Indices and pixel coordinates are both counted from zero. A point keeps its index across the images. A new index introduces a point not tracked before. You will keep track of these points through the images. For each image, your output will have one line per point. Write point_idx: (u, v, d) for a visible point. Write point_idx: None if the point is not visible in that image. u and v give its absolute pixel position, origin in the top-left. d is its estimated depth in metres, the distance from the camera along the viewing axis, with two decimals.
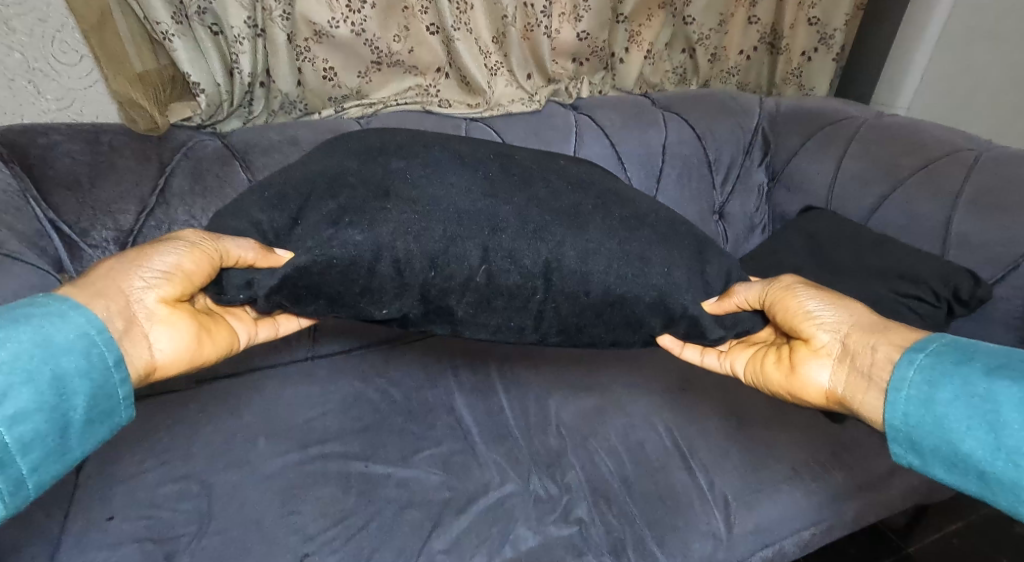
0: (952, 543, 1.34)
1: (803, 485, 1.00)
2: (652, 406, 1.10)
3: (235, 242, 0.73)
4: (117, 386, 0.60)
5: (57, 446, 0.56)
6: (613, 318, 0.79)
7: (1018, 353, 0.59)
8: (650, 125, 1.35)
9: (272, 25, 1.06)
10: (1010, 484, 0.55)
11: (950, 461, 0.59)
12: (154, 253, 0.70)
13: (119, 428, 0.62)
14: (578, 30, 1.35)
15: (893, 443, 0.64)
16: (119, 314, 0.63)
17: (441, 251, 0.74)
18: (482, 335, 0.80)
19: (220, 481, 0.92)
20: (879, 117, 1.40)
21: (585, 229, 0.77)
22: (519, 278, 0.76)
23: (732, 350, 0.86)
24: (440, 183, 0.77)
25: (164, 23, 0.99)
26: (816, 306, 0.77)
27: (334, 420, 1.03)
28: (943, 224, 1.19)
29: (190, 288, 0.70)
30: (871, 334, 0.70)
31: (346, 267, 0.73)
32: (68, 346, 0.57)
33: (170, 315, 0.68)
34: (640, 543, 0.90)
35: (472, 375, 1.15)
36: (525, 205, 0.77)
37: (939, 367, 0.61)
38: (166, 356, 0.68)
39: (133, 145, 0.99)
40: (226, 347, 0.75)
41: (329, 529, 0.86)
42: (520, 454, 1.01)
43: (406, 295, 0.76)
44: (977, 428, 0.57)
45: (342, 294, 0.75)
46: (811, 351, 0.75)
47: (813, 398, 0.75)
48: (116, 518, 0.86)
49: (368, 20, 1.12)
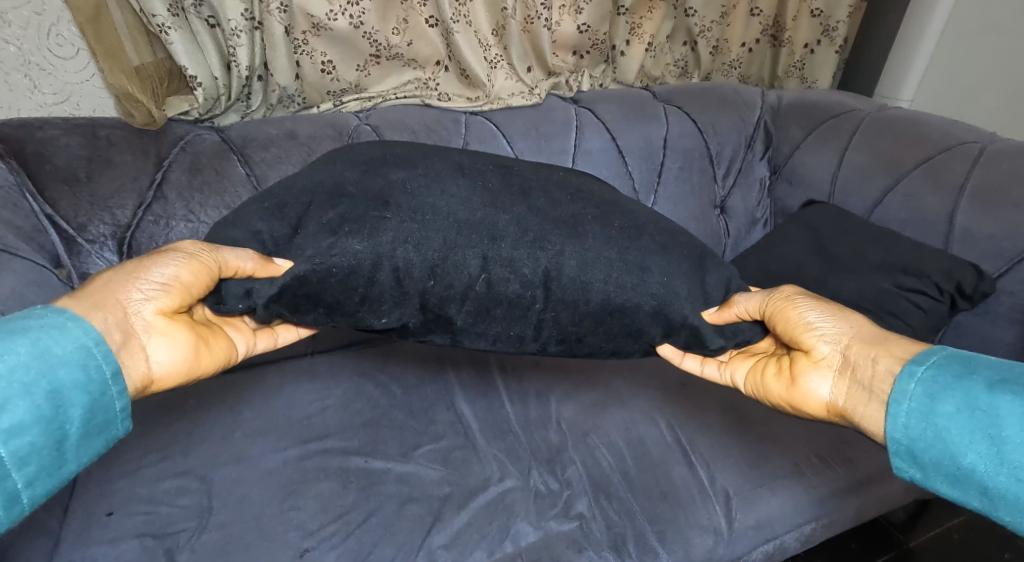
0: (953, 538, 1.33)
1: (805, 481, 0.99)
2: (653, 401, 1.10)
3: (235, 253, 0.72)
4: (115, 398, 0.60)
5: (53, 459, 0.55)
6: (611, 327, 0.78)
7: (1017, 367, 0.59)
8: (651, 119, 1.34)
9: (269, 17, 1.05)
10: (1013, 499, 0.54)
11: (952, 476, 0.59)
12: (153, 264, 0.69)
13: (116, 440, 0.61)
14: (579, 22, 1.34)
15: (894, 457, 0.63)
16: (116, 326, 0.63)
17: (440, 260, 0.74)
18: (481, 345, 0.79)
19: (220, 476, 0.91)
20: (882, 110, 1.39)
21: (585, 238, 0.77)
22: (519, 287, 0.75)
23: (732, 361, 0.86)
24: (440, 195, 0.78)
25: (161, 15, 0.99)
26: (815, 317, 0.76)
27: (334, 415, 1.03)
28: (946, 218, 1.18)
29: (189, 300, 0.70)
30: (872, 346, 0.70)
31: (345, 276, 0.72)
32: (66, 358, 0.57)
33: (168, 327, 0.68)
34: (641, 539, 0.89)
35: (472, 371, 1.15)
36: (525, 214, 0.77)
37: (940, 381, 0.61)
38: (163, 368, 0.68)
39: (131, 139, 0.98)
40: (224, 358, 0.75)
41: (329, 525, 0.86)
42: (520, 449, 1.01)
43: (405, 304, 0.75)
44: (980, 443, 0.57)
45: (342, 304, 0.74)
46: (812, 362, 0.74)
47: (813, 410, 0.75)
48: (115, 514, 0.86)
49: (366, 12, 1.11)
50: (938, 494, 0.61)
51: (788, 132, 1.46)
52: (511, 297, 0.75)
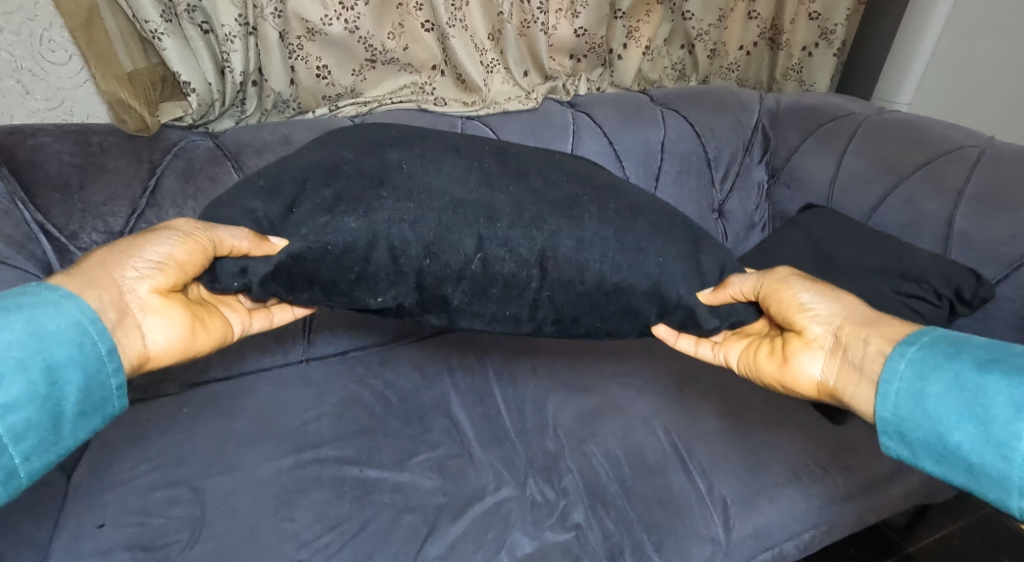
0: (952, 542, 1.33)
1: (804, 489, 0.99)
2: (650, 408, 1.09)
3: (229, 231, 0.71)
4: (110, 376, 0.61)
5: (50, 435, 0.57)
6: (608, 308, 0.78)
7: (1008, 347, 0.59)
8: (648, 122, 1.34)
9: (263, 23, 1.03)
10: (997, 475, 0.54)
11: (939, 453, 0.59)
12: (148, 242, 0.68)
13: (111, 418, 0.63)
14: (576, 26, 1.35)
15: (883, 436, 0.63)
16: (111, 305, 0.64)
17: (436, 239, 0.74)
18: (477, 324, 0.79)
19: (214, 487, 0.91)
20: (880, 114, 1.39)
21: (580, 220, 0.77)
22: (514, 266, 0.75)
23: (725, 342, 0.85)
24: (435, 172, 0.77)
25: (153, 21, 0.98)
26: (810, 298, 0.76)
27: (330, 423, 1.02)
28: (945, 222, 1.18)
29: (184, 279, 0.69)
30: (864, 327, 0.70)
31: (340, 254, 0.72)
32: (61, 336, 0.58)
33: (163, 306, 0.67)
34: (639, 549, 0.89)
35: (468, 378, 1.14)
36: (521, 195, 0.76)
37: (930, 360, 0.61)
38: (159, 347, 0.68)
39: (124, 146, 0.97)
40: (220, 337, 0.74)
41: (323, 536, 0.85)
42: (517, 457, 1.00)
43: (401, 285, 0.75)
44: (966, 420, 0.57)
45: (337, 282, 0.74)
46: (804, 342, 0.75)
47: (805, 390, 0.75)
48: (107, 525, 0.85)
49: (361, 17, 1.11)
50: (926, 472, 0.61)
51: (786, 136, 1.46)
52: (506, 275, 0.75)
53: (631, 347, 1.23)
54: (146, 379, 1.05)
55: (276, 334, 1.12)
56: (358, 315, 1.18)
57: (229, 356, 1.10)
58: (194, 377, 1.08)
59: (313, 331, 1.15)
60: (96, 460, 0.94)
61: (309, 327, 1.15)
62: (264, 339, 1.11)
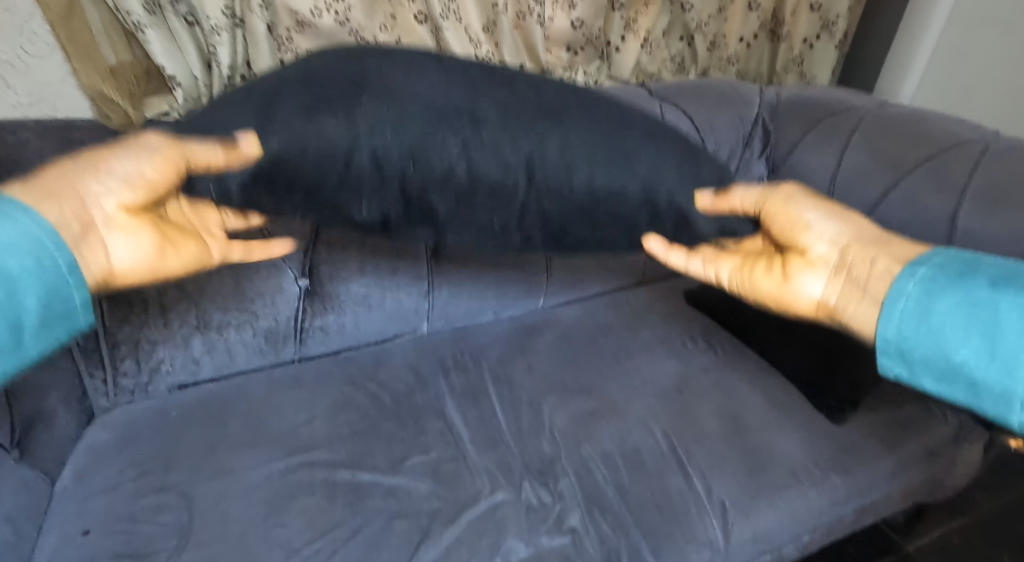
0: (953, 541, 1.31)
1: (804, 491, 0.97)
2: (649, 409, 1.07)
3: (204, 146, 0.62)
4: (74, 291, 0.54)
5: (10, 350, 0.50)
6: (600, 217, 0.74)
7: (1018, 268, 0.57)
8: (646, 116, 1.31)
9: (251, 15, 1.01)
10: (999, 389, 0.52)
11: (940, 370, 0.56)
12: (115, 155, 0.60)
13: (77, 334, 0.57)
14: (573, 17, 1.29)
15: (881, 355, 0.60)
16: (74, 217, 0.56)
17: (419, 145, 0.67)
18: (466, 237, 0.75)
19: (202, 492, 0.88)
20: (882, 107, 1.37)
21: (569, 127, 0.71)
22: (502, 171, 0.69)
23: (718, 255, 0.78)
24: (418, 81, 0.70)
25: (136, 14, 0.95)
26: (814, 218, 0.72)
27: (322, 426, 1.00)
28: (947, 219, 1.16)
29: (156, 198, 0.61)
30: (872, 248, 0.67)
31: (322, 155, 0.65)
32: (13, 245, 0.50)
33: (132, 224, 0.60)
34: (636, 553, 0.87)
35: (463, 378, 1.12)
36: (506, 102, 0.71)
37: (940, 279, 0.58)
38: (127, 266, 0.61)
39: (107, 141, 0.95)
40: (198, 261, 0.68)
41: (314, 542, 0.83)
42: (512, 461, 0.98)
43: (383, 192, 0.69)
44: (974, 336, 0.54)
45: (321, 187, 0.68)
46: (805, 258, 0.71)
47: (801, 309, 0.72)
48: (92, 533, 0.83)
49: (352, 9, 1.08)
50: (924, 392, 0.59)
51: (786, 131, 1.43)
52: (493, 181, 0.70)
53: (629, 346, 1.21)
54: (135, 381, 1.03)
55: (268, 334, 1.10)
56: (352, 316, 1.14)
57: (219, 357, 1.07)
58: (183, 379, 1.06)
59: (305, 332, 1.13)
60: (83, 466, 0.92)
61: (301, 328, 1.12)
62: (254, 340, 1.09)
